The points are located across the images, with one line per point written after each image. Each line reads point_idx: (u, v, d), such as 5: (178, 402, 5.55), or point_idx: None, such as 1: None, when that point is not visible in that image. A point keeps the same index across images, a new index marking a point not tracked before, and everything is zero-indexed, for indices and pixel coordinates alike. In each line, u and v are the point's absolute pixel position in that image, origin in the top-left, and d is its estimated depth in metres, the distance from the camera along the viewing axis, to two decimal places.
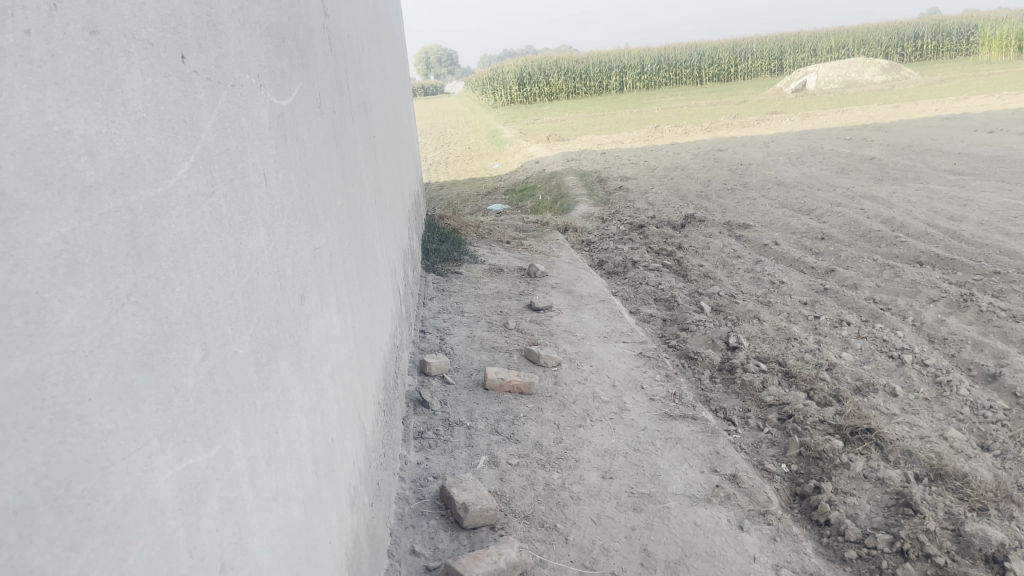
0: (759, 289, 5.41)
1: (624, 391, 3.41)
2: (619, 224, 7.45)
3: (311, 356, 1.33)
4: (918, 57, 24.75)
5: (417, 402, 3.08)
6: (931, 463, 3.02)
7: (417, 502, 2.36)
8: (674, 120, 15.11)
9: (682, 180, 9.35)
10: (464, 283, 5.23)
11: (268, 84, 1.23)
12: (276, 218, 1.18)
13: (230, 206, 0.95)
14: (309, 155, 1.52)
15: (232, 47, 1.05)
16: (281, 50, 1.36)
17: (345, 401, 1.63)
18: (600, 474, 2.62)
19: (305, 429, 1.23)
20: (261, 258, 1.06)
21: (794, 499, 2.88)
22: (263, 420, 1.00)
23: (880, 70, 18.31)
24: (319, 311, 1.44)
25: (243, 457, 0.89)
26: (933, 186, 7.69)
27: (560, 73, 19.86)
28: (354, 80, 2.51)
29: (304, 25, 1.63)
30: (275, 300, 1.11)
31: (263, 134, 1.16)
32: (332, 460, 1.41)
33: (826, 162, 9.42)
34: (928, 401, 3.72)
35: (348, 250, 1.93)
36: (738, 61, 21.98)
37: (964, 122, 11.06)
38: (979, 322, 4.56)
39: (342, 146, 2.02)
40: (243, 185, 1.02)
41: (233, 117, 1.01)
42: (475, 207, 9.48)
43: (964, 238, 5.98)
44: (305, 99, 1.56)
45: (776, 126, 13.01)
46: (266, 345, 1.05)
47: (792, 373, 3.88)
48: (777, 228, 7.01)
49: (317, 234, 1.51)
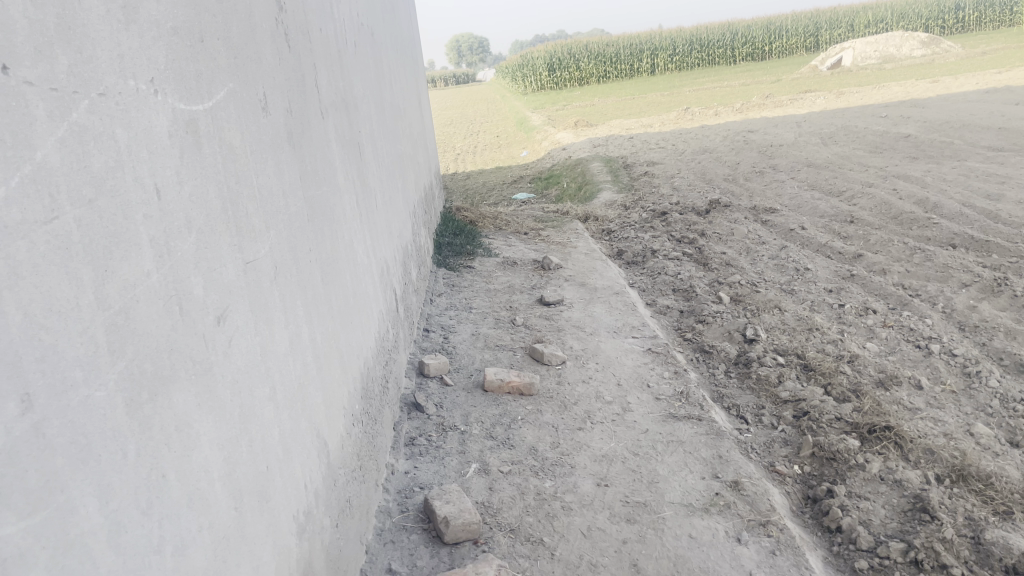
0: (782, 276, 5.21)
1: (629, 390, 3.28)
2: (641, 211, 7.27)
3: (233, 381, 1.22)
4: (960, 29, 23.97)
5: (411, 406, 2.99)
6: (954, 464, 2.85)
7: (399, 515, 2.28)
8: (705, 102, 14.79)
9: (709, 163, 9.11)
10: (476, 277, 5.12)
11: (171, 89, 1.12)
12: (175, 236, 1.07)
13: (87, 228, 0.85)
14: (241, 161, 1.41)
15: (106, 49, 0.94)
16: (196, 48, 1.25)
17: (295, 421, 1.54)
18: (594, 481, 2.51)
19: (220, 464, 1.13)
20: (142, 284, 0.95)
21: (806, 504, 2.74)
22: (143, 469, 0.90)
23: (919, 44, 17.76)
24: (250, 329, 1.34)
25: (99, 514, 0.80)
26: (970, 164, 7.40)
27: (590, 56, 19.60)
28: (328, 76, 2.41)
29: (240, 19, 1.52)
30: (167, 327, 1.01)
31: (158, 144, 1.06)
32: (266, 489, 1.32)
33: (859, 142, 9.11)
34: (956, 394, 3.53)
35: (308, 258, 1.83)
36: (773, 39, 21.53)
37: (1007, 96, 10.66)
38: (1014, 308, 4.34)
39: (300, 146, 1.91)
40: (114, 204, 0.92)
41: (100, 130, 0.90)
42: (499, 197, 9.34)
43: (1001, 219, 5.72)
44: (239, 102, 1.45)
45: (809, 105, 12.69)
46: (151, 382, 0.95)
47: (811, 366, 3.71)
48: (805, 211, 6.79)
49: (252, 247, 1.41)
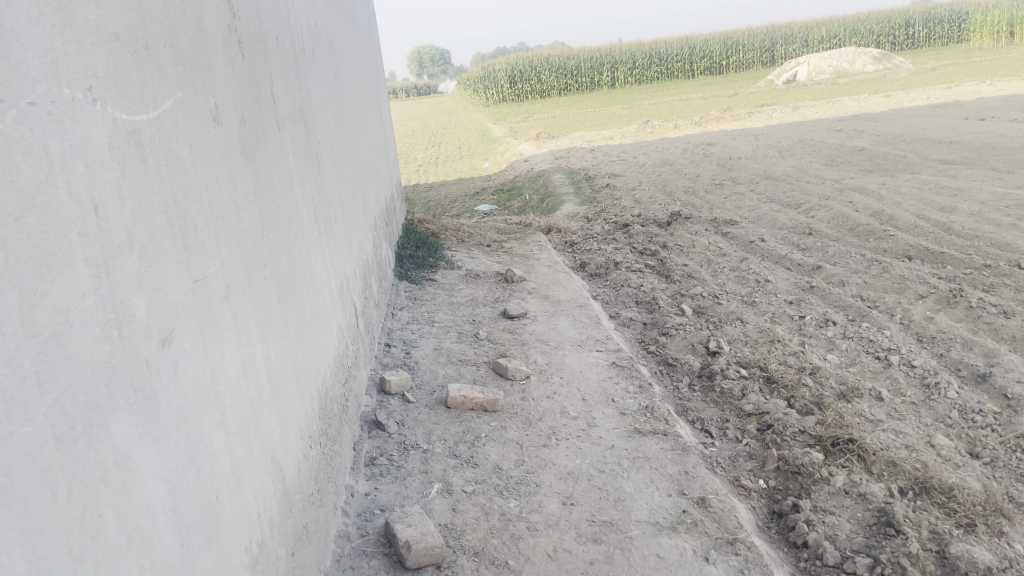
0: (743, 288, 5.23)
1: (594, 405, 3.24)
2: (603, 223, 7.26)
3: (180, 408, 1.15)
4: (909, 46, 24.65)
5: (372, 424, 2.91)
6: (916, 476, 2.86)
7: (359, 540, 2.20)
8: (666, 115, 14.93)
9: (670, 175, 9.17)
10: (438, 291, 5.05)
11: (111, 95, 1.05)
12: (114, 254, 1.00)
13: (13, 250, 0.79)
14: (189, 173, 1.34)
15: (37, 55, 0.87)
16: (140, 55, 1.18)
17: (247, 447, 1.47)
18: (560, 500, 2.46)
19: (164, 498, 1.06)
20: (76, 307, 0.89)
21: (772, 518, 2.72)
22: (75, 508, 0.84)
23: (871, 59, 18.18)
24: (198, 351, 1.27)
25: (24, 564, 0.75)
26: (924, 177, 7.54)
27: (552, 70, 19.76)
28: (284, 86, 2.34)
29: (189, 26, 1.45)
30: (105, 353, 0.94)
31: (98, 157, 0.99)
32: (215, 521, 1.25)
33: (816, 155, 9.26)
34: (916, 405, 3.55)
35: (263, 274, 1.76)
36: (730, 54, 21.90)
37: (956, 110, 10.94)
38: (969, 319, 4.41)
39: (255, 159, 1.84)
40: (45, 222, 0.85)
41: (29, 142, 0.84)
42: (461, 209, 9.29)
43: (954, 231, 5.83)
44: (187, 113, 1.38)
45: (767, 119, 12.88)
46: (86, 413, 0.88)
47: (774, 379, 3.71)
48: (765, 224, 6.86)
49: (201, 265, 1.34)
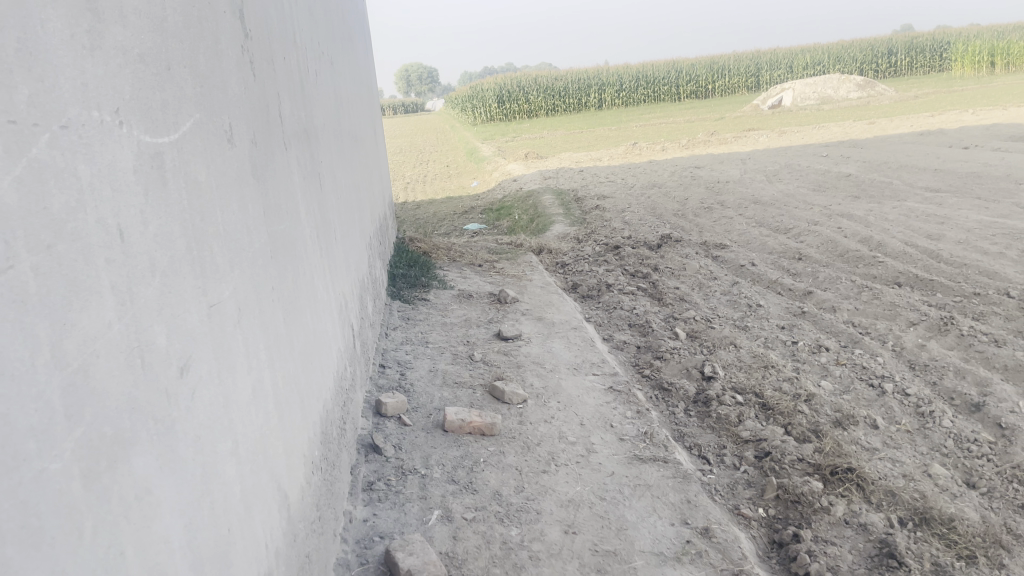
0: (736, 313, 5.24)
1: (592, 430, 3.22)
2: (594, 245, 7.25)
3: (196, 437, 1.12)
4: (891, 74, 25.04)
5: (369, 448, 2.87)
6: (915, 507, 2.85)
7: (359, 568, 2.16)
8: (653, 137, 15.03)
9: (659, 198, 9.20)
10: (431, 311, 5.01)
11: (135, 117, 1.03)
12: (138, 281, 0.97)
13: (45, 277, 0.76)
14: (205, 196, 1.31)
15: (69, 77, 0.85)
16: (163, 77, 1.16)
17: (256, 476, 1.43)
18: (562, 528, 2.43)
19: (180, 532, 1.03)
20: (102, 337, 0.86)
21: (772, 548, 2.70)
22: (99, 546, 0.80)
23: (855, 86, 18.44)
24: (213, 378, 1.24)
25: None
26: (910, 204, 7.61)
27: (539, 90, 19.87)
28: (290, 107, 2.32)
29: (206, 45, 1.43)
30: (128, 384, 0.91)
31: (123, 182, 0.96)
32: (227, 553, 1.21)
33: (803, 180, 9.32)
34: (911, 434, 3.55)
35: (270, 296, 1.73)
36: (716, 79, 22.14)
37: (939, 138, 11.08)
38: (961, 347, 4.43)
39: (264, 180, 1.81)
40: (75, 249, 0.82)
41: (61, 167, 0.81)
42: (451, 228, 9.27)
43: (942, 259, 5.87)
44: (204, 134, 1.36)
45: (753, 143, 12.99)
46: (111, 446, 0.85)
47: (770, 405, 3.70)
48: (754, 248, 6.88)
49: (216, 289, 1.31)
